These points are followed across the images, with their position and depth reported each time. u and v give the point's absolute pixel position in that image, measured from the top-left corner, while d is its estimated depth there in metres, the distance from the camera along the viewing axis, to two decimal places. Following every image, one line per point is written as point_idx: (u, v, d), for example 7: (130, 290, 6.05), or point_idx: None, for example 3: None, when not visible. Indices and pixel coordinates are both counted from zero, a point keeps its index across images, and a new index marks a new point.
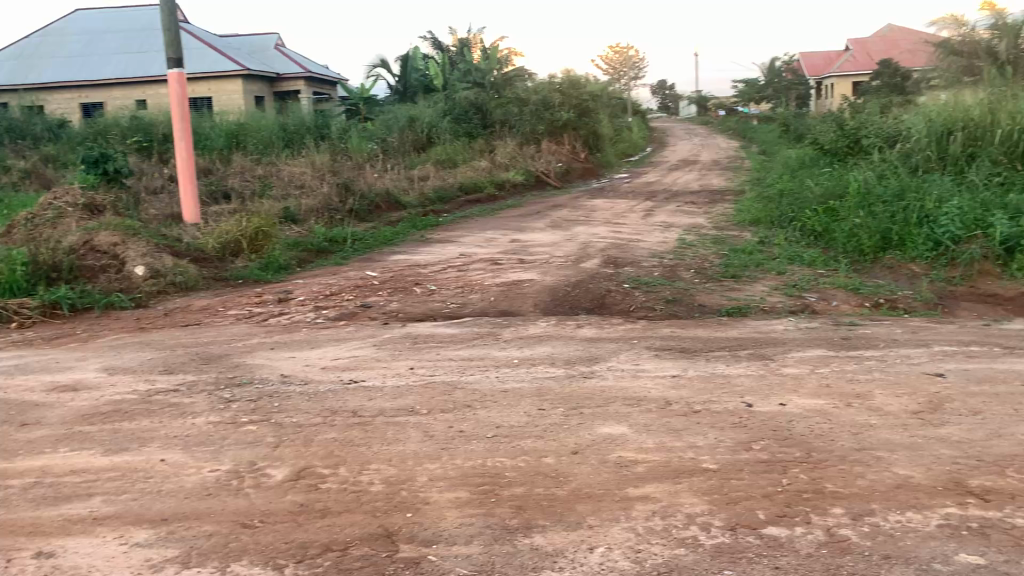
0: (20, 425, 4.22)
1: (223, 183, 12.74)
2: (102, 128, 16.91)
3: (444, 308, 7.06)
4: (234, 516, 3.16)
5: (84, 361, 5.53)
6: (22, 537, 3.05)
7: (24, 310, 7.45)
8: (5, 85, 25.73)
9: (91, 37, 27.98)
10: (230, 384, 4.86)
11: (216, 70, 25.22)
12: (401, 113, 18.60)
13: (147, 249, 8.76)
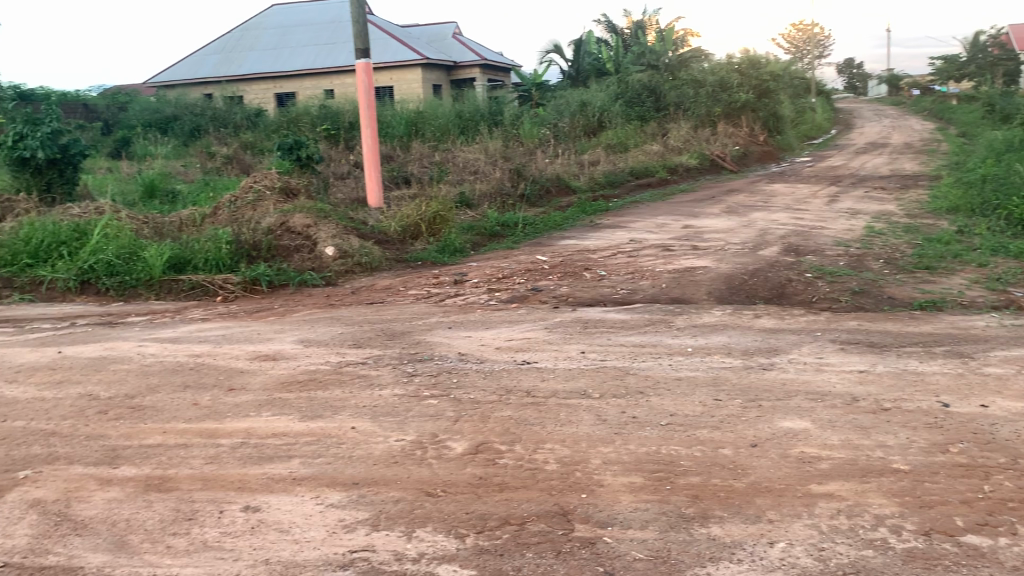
0: (228, 390, 4.62)
1: (404, 169, 13.30)
2: (295, 116, 18.06)
3: (615, 293, 7.05)
4: (419, 483, 3.33)
5: (280, 333, 5.97)
6: (233, 491, 3.35)
7: (228, 286, 8.13)
8: (211, 77, 28.03)
9: (285, 30, 29.91)
10: (412, 360, 5.10)
11: (398, 60, 26.26)
12: (573, 98, 18.67)
13: (336, 230, 9.29)
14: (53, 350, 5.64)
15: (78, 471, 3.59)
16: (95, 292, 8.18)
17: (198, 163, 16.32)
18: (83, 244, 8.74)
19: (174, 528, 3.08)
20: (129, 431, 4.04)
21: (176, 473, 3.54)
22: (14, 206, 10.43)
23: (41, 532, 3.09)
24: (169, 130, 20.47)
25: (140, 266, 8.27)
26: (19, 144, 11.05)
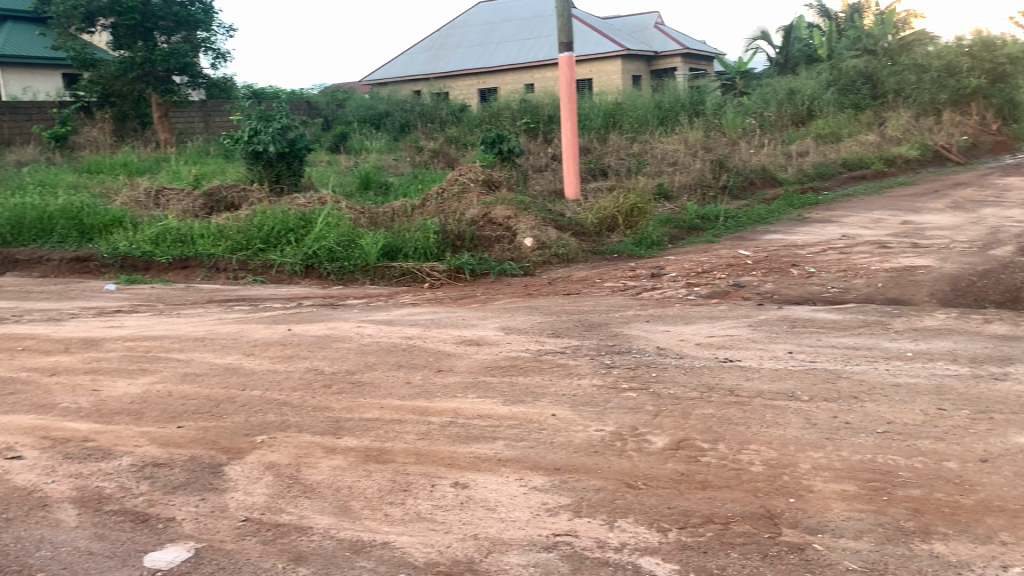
0: (437, 371, 4.87)
1: (602, 161, 13.33)
2: (497, 110, 18.57)
3: (825, 292, 6.72)
4: (620, 475, 3.35)
5: (483, 320, 6.19)
6: (443, 467, 3.53)
7: (434, 273, 8.53)
8: (420, 75, 29.40)
9: (490, 27, 30.80)
10: (611, 351, 5.13)
11: (599, 51, 26.33)
12: (781, 86, 17.92)
13: (535, 222, 9.47)
14: (282, 328, 6.17)
15: (307, 439, 3.92)
16: (317, 276, 8.86)
17: (407, 157, 17.16)
18: (307, 231, 9.47)
19: (392, 497, 3.29)
20: (350, 404, 4.36)
21: (392, 447, 3.78)
22: (248, 196, 11.48)
23: (277, 492, 3.40)
24: (381, 125, 21.69)
25: (356, 253, 8.85)
26: (254, 140, 12.14)
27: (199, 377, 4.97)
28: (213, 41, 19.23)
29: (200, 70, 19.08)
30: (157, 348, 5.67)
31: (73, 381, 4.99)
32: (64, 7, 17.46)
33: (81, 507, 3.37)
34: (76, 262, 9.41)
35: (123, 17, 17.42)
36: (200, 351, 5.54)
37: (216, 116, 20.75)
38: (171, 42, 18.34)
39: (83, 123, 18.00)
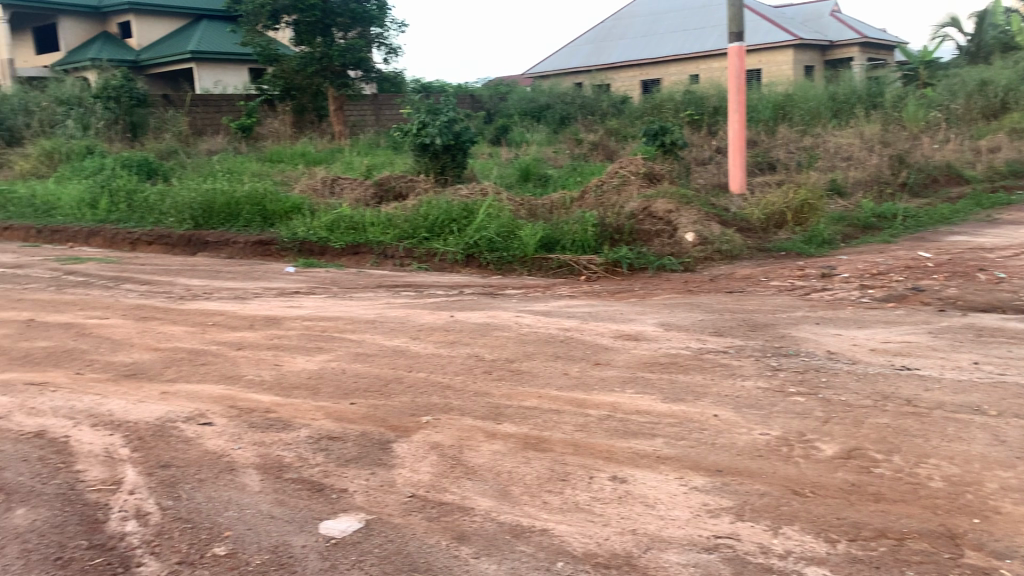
0: (595, 363, 4.88)
1: (770, 155, 12.87)
2: (660, 102, 18.31)
3: (1017, 299, 6.22)
4: (785, 481, 3.24)
5: (644, 314, 6.14)
6: (601, 460, 3.54)
7: (592, 266, 8.54)
8: (583, 66, 29.45)
9: (655, 18, 30.39)
10: (777, 353, 4.97)
11: (770, 40, 25.43)
12: (970, 76, 16.68)
13: (698, 216, 9.29)
14: (446, 314, 6.38)
15: (469, 423, 4.03)
16: (478, 265, 9.08)
17: (567, 149, 17.24)
18: (468, 221, 9.70)
19: (551, 486, 3.34)
20: (510, 392, 4.44)
21: (551, 436, 3.83)
22: (415, 185, 11.90)
23: (441, 472, 3.53)
24: (542, 117, 21.87)
25: (516, 243, 9.00)
26: (422, 132, 12.56)
27: (369, 357, 5.24)
28: (386, 36, 20.01)
29: (373, 65, 19.94)
30: (331, 328, 6.00)
31: (257, 355, 5.37)
32: (254, 6, 18.70)
33: (263, 473, 3.63)
34: (258, 246, 10.09)
35: (305, 14, 18.47)
36: (371, 333, 5.82)
37: (386, 109, 21.63)
38: (347, 37, 19.28)
39: (266, 115, 19.24)
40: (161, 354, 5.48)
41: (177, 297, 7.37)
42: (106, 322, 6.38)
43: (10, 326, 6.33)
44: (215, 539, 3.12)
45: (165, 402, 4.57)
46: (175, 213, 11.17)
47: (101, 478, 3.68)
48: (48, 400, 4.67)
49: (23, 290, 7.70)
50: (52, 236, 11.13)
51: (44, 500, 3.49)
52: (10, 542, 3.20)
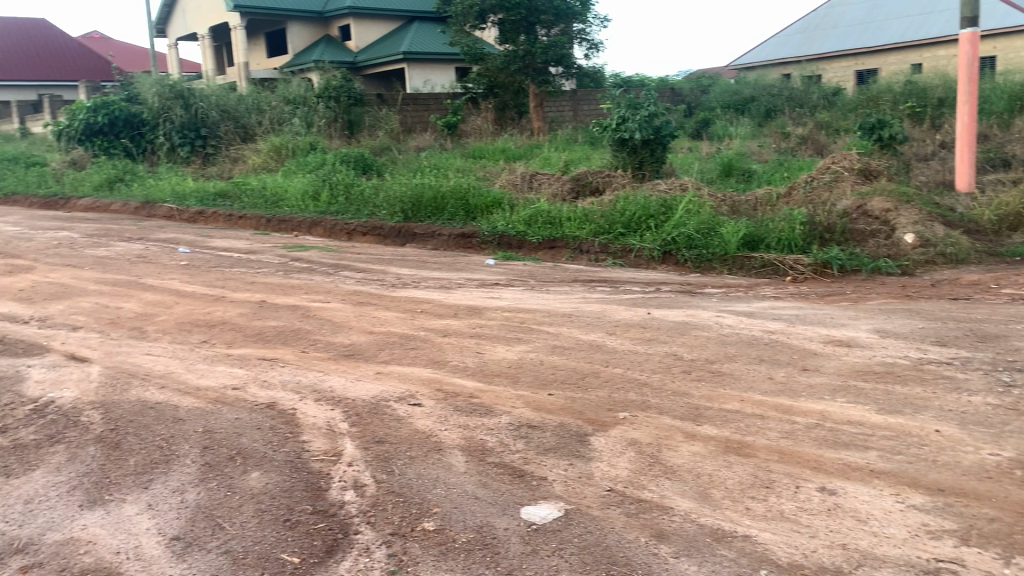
0: (801, 369, 4.69)
1: (1004, 150, 11.75)
2: (876, 94, 17.19)
3: None
4: (1020, 508, 2.98)
5: (856, 320, 5.81)
6: (809, 470, 3.40)
7: (798, 267, 8.18)
8: (792, 58, 28.21)
9: (874, 4, 28.55)
10: (1010, 368, 4.55)
11: (1008, 25, 23.19)
12: None
13: (919, 216, 8.65)
14: (643, 311, 6.35)
15: (668, 422, 4.00)
16: (675, 263, 8.94)
17: (773, 144, 16.57)
18: (668, 218, 9.59)
19: (754, 492, 3.25)
20: (711, 393, 4.36)
21: (754, 441, 3.72)
22: (613, 181, 11.90)
23: (639, 469, 3.53)
24: (746, 111, 21.16)
25: (716, 241, 8.79)
26: (622, 127, 12.54)
27: (567, 350, 5.31)
28: (588, 32, 20.12)
29: (574, 61, 20.03)
30: (531, 320, 6.15)
31: (462, 343, 5.60)
32: (462, 7, 19.42)
33: (467, 455, 3.79)
34: (461, 238, 10.49)
35: (511, 14, 18.95)
36: (569, 326, 5.90)
37: (585, 105, 21.76)
38: (550, 35, 19.56)
39: (470, 112, 19.93)
40: (375, 338, 5.85)
41: (388, 285, 7.82)
42: (327, 306, 6.88)
43: (245, 306, 6.98)
44: (424, 514, 3.30)
45: (379, 382, 4.87)
46: (386, 206, 11.82)
47: (323, 449, 3.99)
48: (277, 374, 5.12)
49: (255, 274, 8.45)
50: (279, 226, 12.13)
51: (274, 466, 3.84)
52: (247, 501, 3.55)
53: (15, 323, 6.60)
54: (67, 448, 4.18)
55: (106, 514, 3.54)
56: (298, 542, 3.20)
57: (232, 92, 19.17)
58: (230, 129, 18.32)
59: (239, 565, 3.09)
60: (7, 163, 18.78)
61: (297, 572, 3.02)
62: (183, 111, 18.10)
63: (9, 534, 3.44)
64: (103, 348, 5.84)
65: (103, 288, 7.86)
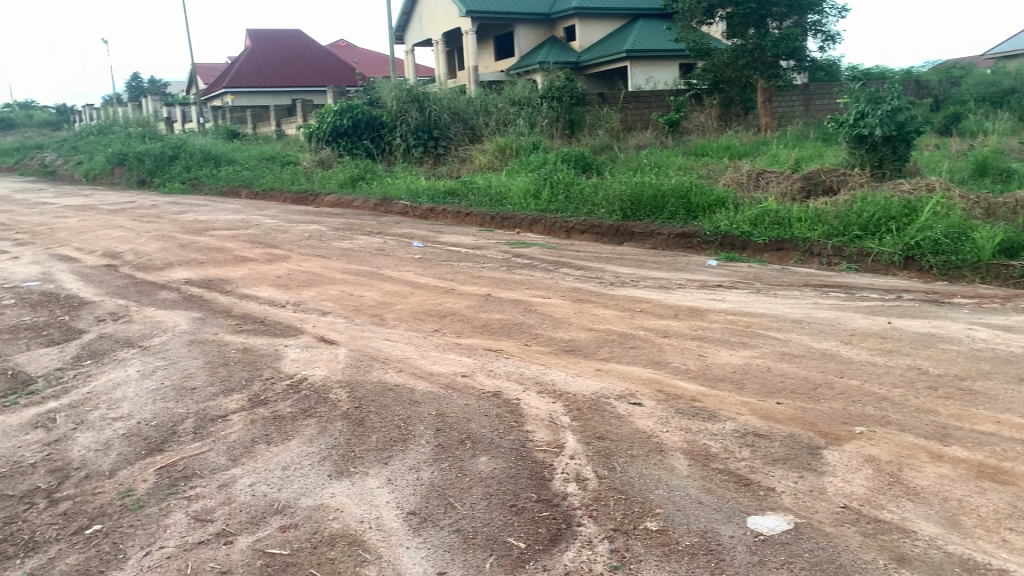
0: None
1: None
2: None
3: None
4: None
5: None
6: None
7: None
8: None
9: None
10: None
11: None
12: None
13: None
14: (881, 319, 5.96)
15: (911, 440, 3.74)
16: (918, 268, 8.30)
17: None
18: (911, 220, 8.94)
19: (1011, 525, 2.99)
20: (961, 412, 4.02)
21: (1011, 469, 3.41)
22: (848, 180, 11.25)
23: (877, 487, 3.34)
24: (1004, 104, 19.20)
25: (967, 247, 8.07)
26: (860, 123, 11.83)
27: (797, 357, 5.10)
28: (823, 23, 18.99)
29: (808, 53, 19.02)
30: (757, 324, 5.96)
31: (684, 344, 5.53)
32: (690, 3, 19.13)
33: (690, 458, 3.76)
34: (682, 237, 10.33)
35: (740, 7, 18.26)
36: (798, 333, 5.65)
37: (817, 99, 20.70)
38: (782, 27, 18.72)
39: (694, 109, 19.59)
40: (596, 335, 5.92)
41: (608, 283, 7.87)
42: (548, 301, 7.05)
43: (472, 298, 7.31)
44: (647, 514, 3.31)
45: (600, 379, 4.93)
46: (607, 204, 11.85)
47: (547, 440, 4.10)
48: (503, 364, 5.33)
49: (481, 268, 8.83)
50: (504, 223, 12.56)
51: (501, 452, 4.00)
52: (475, 484, 3.73)
53: (274, 306, 7.34)
54: (318, 421, 4.60)
55: (351, 484, 3.86)
56: (524, 529, 3.33)
57: (462, 94, 20.09)
58: (460, 130, 19.20)
59: (469, 544, 3.27)
60: (266, 162, 20.82)
61: (522, 557, 3.14)
62: (418, 114, 19.21)
63: (270, 495, 3.84)
64: (347, 332, 6.36)
65: (346, 277, 8.54)
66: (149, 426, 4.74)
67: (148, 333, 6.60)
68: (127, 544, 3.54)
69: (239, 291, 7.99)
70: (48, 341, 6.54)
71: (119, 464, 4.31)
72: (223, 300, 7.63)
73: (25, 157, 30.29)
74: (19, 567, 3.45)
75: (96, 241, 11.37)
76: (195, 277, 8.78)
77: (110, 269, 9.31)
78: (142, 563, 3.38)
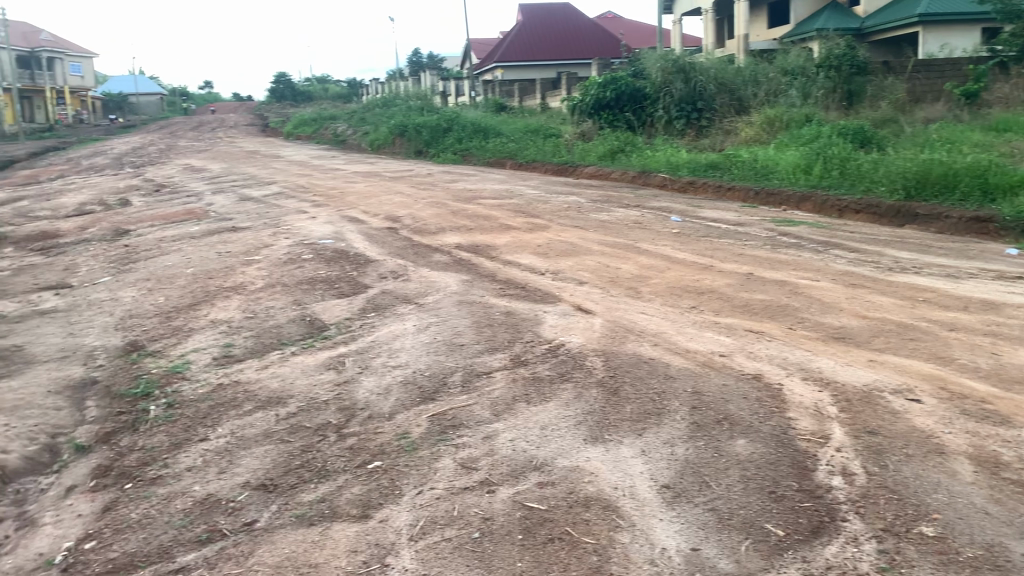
0: None
1: None
2: None
3: None
4: None
5: None
6: None
7: None
8: None
9: None
10: None
11: None
12: None
13: None
14: None
15: None
16: None
17: None
18: None
19: None
20: None
21: None
22: None
23: None
24: None
25: None
26: None
27: None
28: None
29: None
30: None
31: (972, 340, 5.03)
32: None
33: (976, 465, 3.45)
34: (974, 222, 9.34)
35: None
36: None
37: None
38: None
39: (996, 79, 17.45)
40: (870, 323, 5.54)
41: (885, 268, 7.30)
42: (816, 284, 6.69)
43: (733, 277, 7.11)
44: (922, 517, 3.12)
45: (871, 371, 4.63)
46: (887, 183, 10.94)
47: (811, 430, 3.93)
48: (764, 347, 5.15)
49: (744, 246, 8.55)
50: (769, 199, 12.04)
51: (760, 437, 3.90)
52: (732, 465, 3.67)
53: (535, 273, 7.62)
54: (574, 387, 4.74)
55: (605, 451, 3.94)
56: (783, 516, 3.24)
57: (731, 65, 19.43)
58: (726, 101, 18.58)
59: (724, 525, 3.23)
60: (531, 134, 21.49)
61: (780, 545, 3.07)
62: (683, 85, 18.87)
63: (529, 452, 4.03)
64: (604, 303, 6.45)
65: (604, 249, 8.64)
66: (423, 376, 5.16)
67: (423, 292, 7.13)
68: (403, 481, 3.89)
69: (503, 258, 8.37)
70: (339, 293, 7.27)
71: (396, 408, 4.72)
72: (488, 265, 8.04)
73: (322, 128, 33.57)
74: (313, 491, 3.91)
75: (379, 205, 12.41)
76: (464, 242, 9.32)
77: (391, 231, 10.14)
78: (415, 500, 3.70)
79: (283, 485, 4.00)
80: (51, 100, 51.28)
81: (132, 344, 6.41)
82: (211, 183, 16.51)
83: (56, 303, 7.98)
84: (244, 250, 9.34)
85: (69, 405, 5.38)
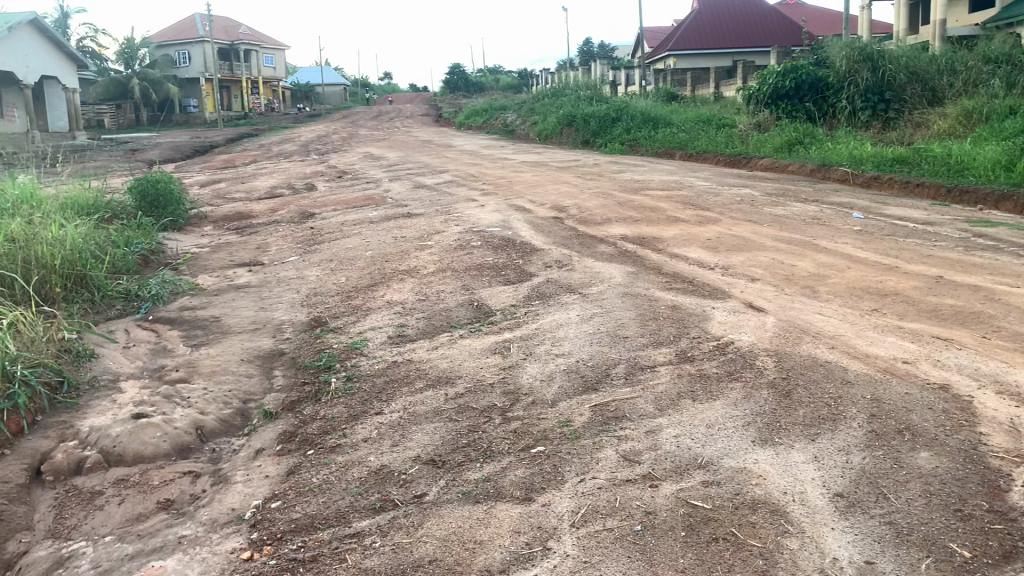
0: None
1: None
2: None
3: None
4: None
5: None
6: None
7: None
8: None
9: None
10: None
11: None
12: None
13: None
14: None
15: None
16: None
17: None
18: None
19: None
20: None
21: None
22: None
23: None
24: None
25: None
26: None
27: None
28: None
29: None
30: None
31: None
32: None
33: None
34: None
35: None
36: None
37: None
38: None
39: None
40: None
41: None
42: (1016, 291, 6.16)
43: (920, 279, 6.67)
44: None
45: None
46: None
47: (1005, 448, 3.65)
48: (953, 356, 4.81)
49: (933, 247, 7.99)
50: (963, 197, 11.19)
51: (947, 451, 3.66)
52: (914, 479, 3.47)
53: (703, 268, 7.46)
54: (743, 386, 4.63)
55: (775, 454, 3.83)
56: (970, 537, 3.04)
57: (925, 52, 18.13)
58: (916, 92, 17.29)
59: (903, 540, 3.08)
60: (702, 124, 20.99)
61: (966, 567, 2.89)
62: (870, 75, 17.80)
63: (694, 450, 3.98)
64: (776, 301, 6.24)
65: (778, 245, 8.34)
66: (587, 366, 5.19)
67: (588, 282, 7.16)
68: (565, 468, 3.95)
69: (670, 250, 8.26)
70: (506, 280, 7.43)
71: (560, 396, 4.79)
72: (655, 258, 7.96)
73: (493, 117, 34.27)
74: (479, 470, 4.04)
75: (547, 194, 12.54)
76: (631, 233, 9.26)
77: (558, 221, 10.24)
78: (577, 487, 3.74)
79: (451, 462, 4.16)
80: (246, 89, 55.14)
81: (315, 320, 6.84)
82: (388, 171, 17.26)
83: (249, 278, 8.64)
84: (418, 235, 9.72)
85: (259, 373, 5.83)
